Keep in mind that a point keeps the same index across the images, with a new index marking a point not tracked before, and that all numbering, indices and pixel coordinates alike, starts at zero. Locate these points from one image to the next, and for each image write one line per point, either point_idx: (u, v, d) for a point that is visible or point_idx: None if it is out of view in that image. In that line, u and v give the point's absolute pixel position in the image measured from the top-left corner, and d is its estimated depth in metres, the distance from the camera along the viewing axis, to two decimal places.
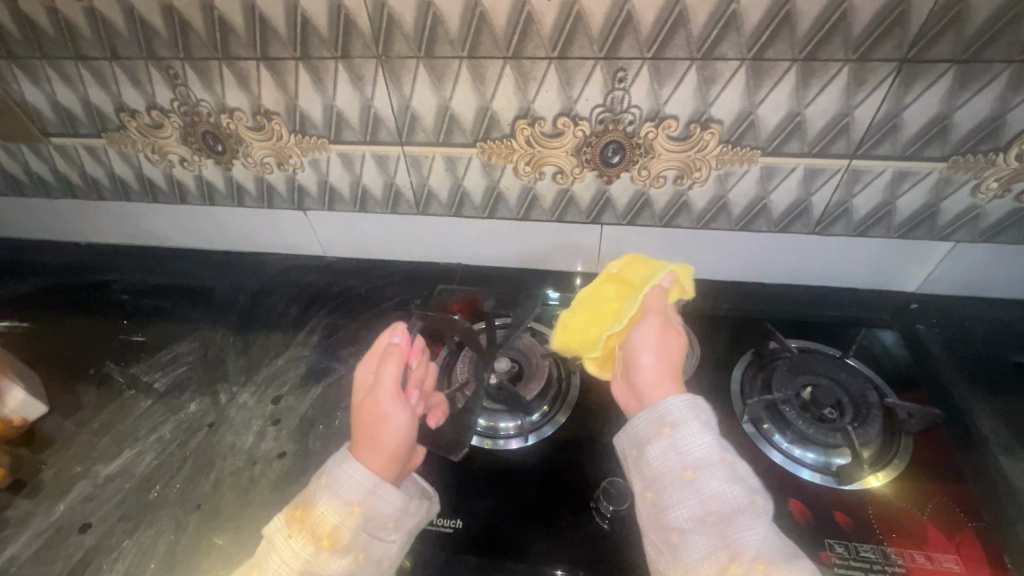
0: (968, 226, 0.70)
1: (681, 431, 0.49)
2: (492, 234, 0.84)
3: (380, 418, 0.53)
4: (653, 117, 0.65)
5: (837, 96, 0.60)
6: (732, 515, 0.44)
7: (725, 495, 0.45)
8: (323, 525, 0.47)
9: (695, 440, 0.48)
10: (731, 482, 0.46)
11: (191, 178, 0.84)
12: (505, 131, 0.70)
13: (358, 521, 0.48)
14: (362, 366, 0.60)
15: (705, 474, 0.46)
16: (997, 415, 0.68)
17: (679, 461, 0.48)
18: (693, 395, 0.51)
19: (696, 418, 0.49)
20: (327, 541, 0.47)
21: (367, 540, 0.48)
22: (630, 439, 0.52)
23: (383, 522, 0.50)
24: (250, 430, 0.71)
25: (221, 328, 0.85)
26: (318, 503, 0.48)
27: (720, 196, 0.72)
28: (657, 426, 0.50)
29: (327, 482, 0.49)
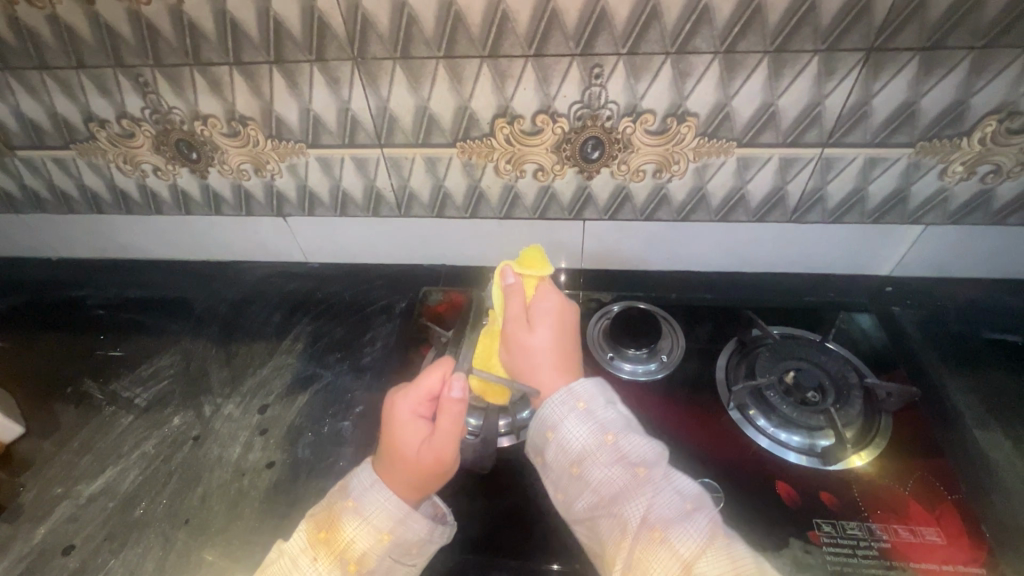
0: (937, 209, 0.73)
1: (559, 430, 0.54)
2: (475, 234, 0.84)
3: (433, 468, 0.54)
4: (630, 112, 0.66)
5: (808, 86, 0.61)
6: (619, 495, 0.50)
7: (609, 477, 0.51)
8: (352, 551, 0.51)
9: (573, 433, 0.54)
10: (612, 463, 0.52)
11: (165, 187, 0.83)
12: (484, 130, 0.70)
13: (386, 548, 0.52)
14: (409, 397, 0.56)
15: (588, 463, 0.52)
16: (968, 391, 0.70)
17: (565, 459, 0.53)
18: (569, 386, 0.57)
19: (569, 412, 0.55)
20: (354, 565, 0.51)
21: (392, 564, 0.52)
22: (532, 450, 0.57)
23: (409, 550, 0.53)
24: (236, 441, 0.70)
25: (202, 340, 0.84)
26: (347, 529, 0.52)
27: (698, 188, 0.73)
28: (544, 433, 0.56)
29: (355, 506, 0.53)
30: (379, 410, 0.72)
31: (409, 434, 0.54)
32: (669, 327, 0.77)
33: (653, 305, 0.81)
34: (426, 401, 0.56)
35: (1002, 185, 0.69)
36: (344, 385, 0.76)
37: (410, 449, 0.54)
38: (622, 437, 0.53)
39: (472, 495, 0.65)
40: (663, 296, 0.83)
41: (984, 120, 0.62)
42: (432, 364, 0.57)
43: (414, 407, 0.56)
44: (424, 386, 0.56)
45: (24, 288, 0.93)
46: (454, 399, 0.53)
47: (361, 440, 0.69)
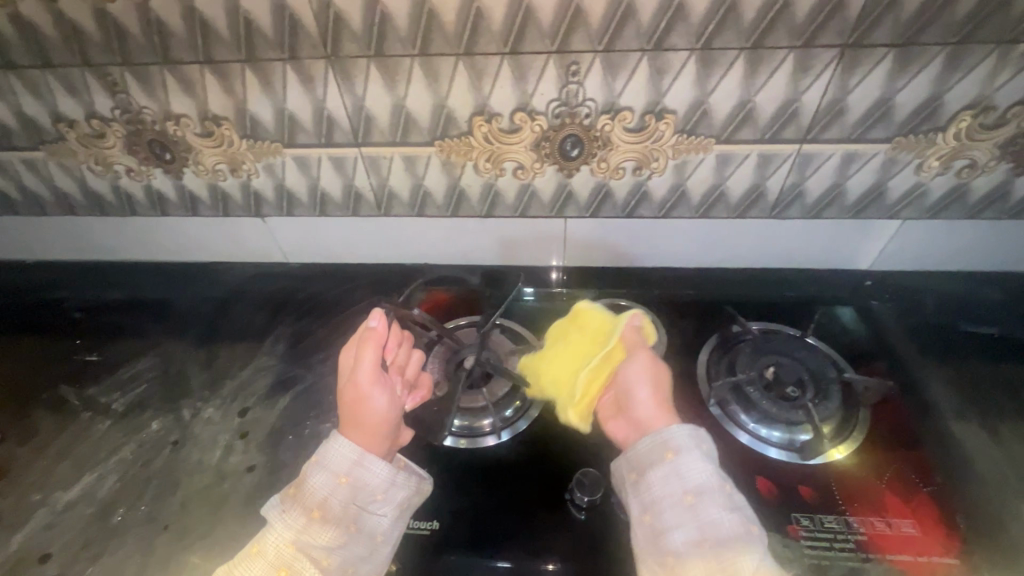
0: (914, 204, 0.73)
1: (681, 458, 0.56)
2: (457, 232, 0.84)
3: (360, 399, 0.61)
4: (608, 109, 0.65)
5: (784, 83, 0.61)
6: (729, 541, 0.50)
7: (723, 521, 0.51)
8: (314, 497, 0.55)
9: (695, 469, 0.55)
10: (727, 509, 0.52)
11: (140, 188, 0.81)
12: (462, 128, 0.69)
13: (347, 492, 0.56)
14: (347, 348, 0.66)
15: (705, 500, 0.53)
16: (949, 383, 0.70)
17: (679, 486, 0.54)
18: (696, 427, 0.59)
19: (696, 449, 0.56)
20: (318, 513, 0.55)
21: (356, 509, 0.56)
22: (630, 465, 0.59)
23: (371, 495, 0.57)
24: (216, 445, 0.69)
25: (180, 342, 0.82)
26: (309, 480, 0.56)
27: (678, 184, 0.73)
28: (662, 452, 0.57)
29: (320, 462, 0.58)
30: None
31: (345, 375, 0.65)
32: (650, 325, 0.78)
33: (634, 302, 0.82)
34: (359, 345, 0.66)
35: (977, 179, 0.69)
36: (325, 385, 0.75)
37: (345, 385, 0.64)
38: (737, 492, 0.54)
39: (454, 496, 0.65)
40: (647, 293, 0.83)
41: (959, 115, 0.63)
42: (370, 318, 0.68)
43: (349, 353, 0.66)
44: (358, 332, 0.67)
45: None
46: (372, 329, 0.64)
47: None
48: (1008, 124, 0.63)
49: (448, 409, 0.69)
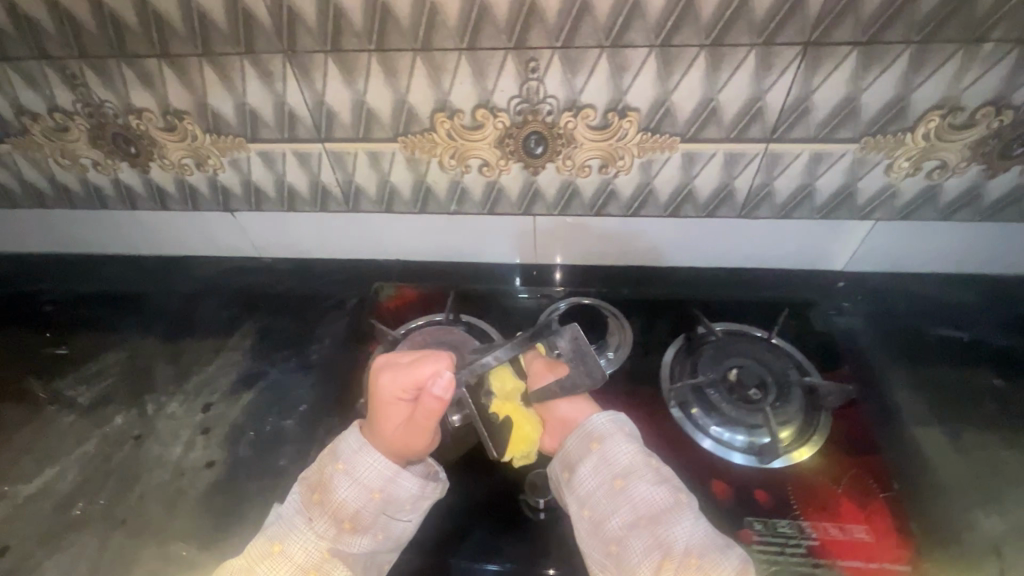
0: (885, 206, 0.72)
1: (607, 444, 0.58)
2: (426, 229, 0.83)
3: (419, 449, 0.59)
4: (570, 107, 0.64)
5: (747, 81, 0.60)
6: (660, 514, 0.53)
7: (654, 494, 0.54)
8: (346, 509, 0.55)
9: (619, 451, 0.58)
10: (654, 483, 0.55)
11: (108, 182, 0.81)
12: (424, 125, 0.68)
13: (378, 505, 0.56)
14: (395, 384, 0.59)
15: (634, 478, 0.55)
16: (914, 388, 0.69)
17: (609, 472, 0.57)
18: (616, 412, 0.62)
19: (618, 432, 0.59)
20: (349, 523, 0.55)
21: (386, 520, 0.56)
22: (561, 464, 0.60)
23: (401, 506, 0.57)
24: (178, 440, 0.69)
25: (149, 337, 0.82)
26: (338, 491, 0.55)
27: (645, 183, 0.72)
28: (587, 445, 0.59)
29: (346, 472, 0.56)
30: (323, 408, 0.71)
31: (392, 414, 0.59)
32: (616, 324, 0.78)
33: (602, 301, 0.82)
34: (410, 386, 0.59)
35: (949, 180, 0.68)
36: (290, 382, 0.75)
37: (393, 429, 0.58)
38: (663, 464, 0.58)
39: None
40: (616, 293, 0.83)
41: (927, 115, 0.61)
42: (425, 356, 0.60)
43: (397, 392, 0.59)
44: (414, 374, 0.59)
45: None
46: (437, 393, 0.58)
47: (304, 440, 0.68)
48: (978, 125, 0.62)
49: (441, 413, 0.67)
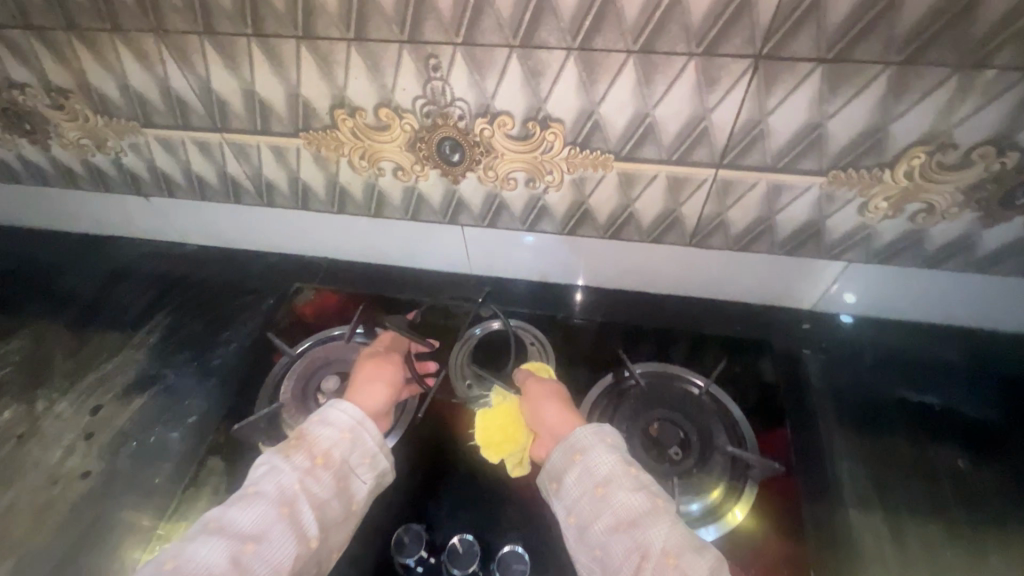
0: (860, 247, 0.61)
1: (590, 455, 0.51)
2: (349, 229, 0.75)
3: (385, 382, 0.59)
4: (483, 112, 0.55)
5: (687, 96, 0.49)
6: (640, 519, 0.46)
7: (634, 499, 0.47)
8: (319, 447, 0.50)
9: (601, 461, 0.51)
10: (633, 488, 0.48)
11: (13, 158, 0.76)
12: (325, 122, 0.60)
13: (348, 449, 0.51)
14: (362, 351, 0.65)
15: (615, 486, 0.49)
16: (862, 461, 0.61)
17: (590, 480, 0.50)
18: (602, 423, 0.53)
19: (601, 441, 0.52)
20: (321, 461, 0.49)
21: (349, 470, 0.50)
22: (548, 475, 0.53)
23: (364, 457, 0.51)
24: (59, 444, 0.66)
25: (52, 323, 0.77)
26: (314, 433, 0.51)
27: (579, 202, 0.63)
28: (569, 457, 0.52)
29: (321, 417, 0.52)
30: (213, 421, 0.67)
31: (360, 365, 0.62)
32: (540, 352, 0.69)
33: (527, 323, 0.72)
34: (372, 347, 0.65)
35: (936, 226, 0.57)
36: (186, 388, 0.70)
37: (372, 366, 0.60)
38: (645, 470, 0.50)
39: None
40: (549, 316, 0.74)
41: (910, 150, 0.50)
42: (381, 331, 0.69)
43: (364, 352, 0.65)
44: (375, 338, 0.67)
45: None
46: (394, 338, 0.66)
47: (187, 455, 0.64)
48: (974, 166, 0.50)
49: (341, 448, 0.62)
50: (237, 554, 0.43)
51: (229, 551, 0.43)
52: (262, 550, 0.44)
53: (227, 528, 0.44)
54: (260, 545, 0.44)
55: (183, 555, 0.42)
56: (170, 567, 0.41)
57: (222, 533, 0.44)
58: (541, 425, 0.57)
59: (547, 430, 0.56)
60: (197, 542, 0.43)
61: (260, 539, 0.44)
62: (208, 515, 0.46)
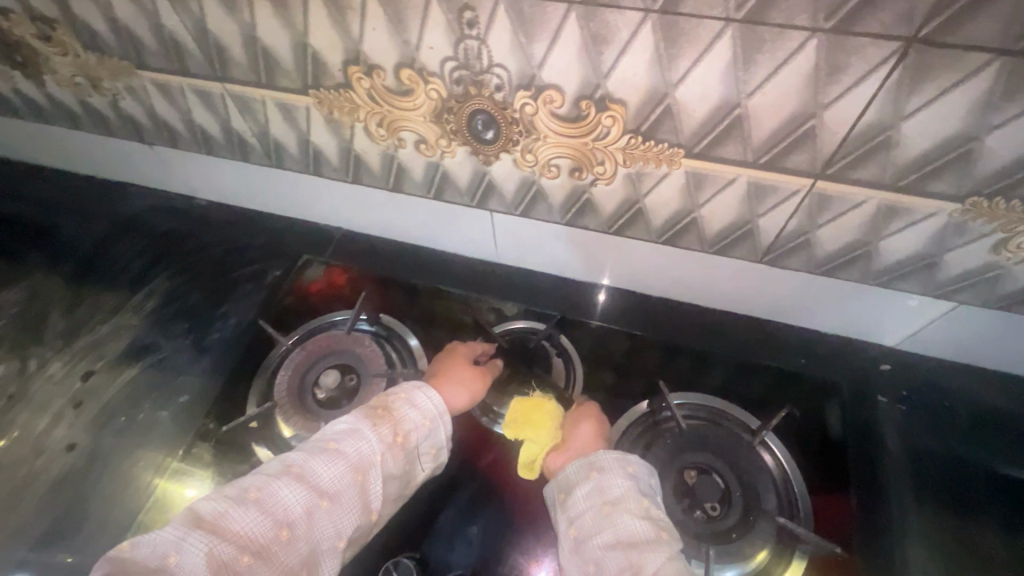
0: (978, 288, 0.49)
1: (604, 472, 0.46)
2: (365, 202, 0.67)
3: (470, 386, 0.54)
4: (526, 84, 0.44)
5: (794, 87, 0.38)
6: (640, 546, 0.41)
7: (641, 525, 0.42)
8: (403, 425, 0.48)
9: (616, 481, 0.45)
10: (642, 515, 0.43)
11: (8, 90, 0.69)
12: (338, 80, 0.50)
13: (426, 435, 0.49)
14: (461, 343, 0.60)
15: (624, 509, 0.43)
16: (940, 544, 0.51)
17: (600, 497, 0.44)
18: (629, 451, 0.48)
19: (621, 464, 0.46)
20: (402, 439, 0.48)
21: (417, 455, 0.49)
22: (558, 484, 0.47)
23: (433, 446, 0.50)
24: (48, 410, 0.62)
25: (50, 275, 0.73)
26: (399, 409, 0.49)
27: (632, 201, 0.52)
28: (585, 471, 0.46)
29: (408, 396, 0.50)
30: (205, 403, 0.62)
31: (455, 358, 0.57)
32: (563, 366, 0.61)
33: (555, 328, 0.63)
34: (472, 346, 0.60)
35: None
36: (180, 363, 0.65)
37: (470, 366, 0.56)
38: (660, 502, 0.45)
39: None
40: (581, 322, 0.64)
41: None
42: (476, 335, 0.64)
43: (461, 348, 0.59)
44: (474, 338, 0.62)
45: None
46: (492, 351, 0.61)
47: (174, 438, 0.60)
48: None
49: None
50: (311, 507, 0.42)
51: (306, 502, 0.42)
52: (334, 511, 0.43)
53: (308, 478, 0.43)
54: (334, 505, 0.43)
55: (268, 490, 0.42)
56: (256, 498, 0.41)
57: (302, 482, 0.43)
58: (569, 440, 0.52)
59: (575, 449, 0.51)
60: (281, 481, 0.43)
61: (334, 499, 0.43)
62: (294, 455, 0.45)
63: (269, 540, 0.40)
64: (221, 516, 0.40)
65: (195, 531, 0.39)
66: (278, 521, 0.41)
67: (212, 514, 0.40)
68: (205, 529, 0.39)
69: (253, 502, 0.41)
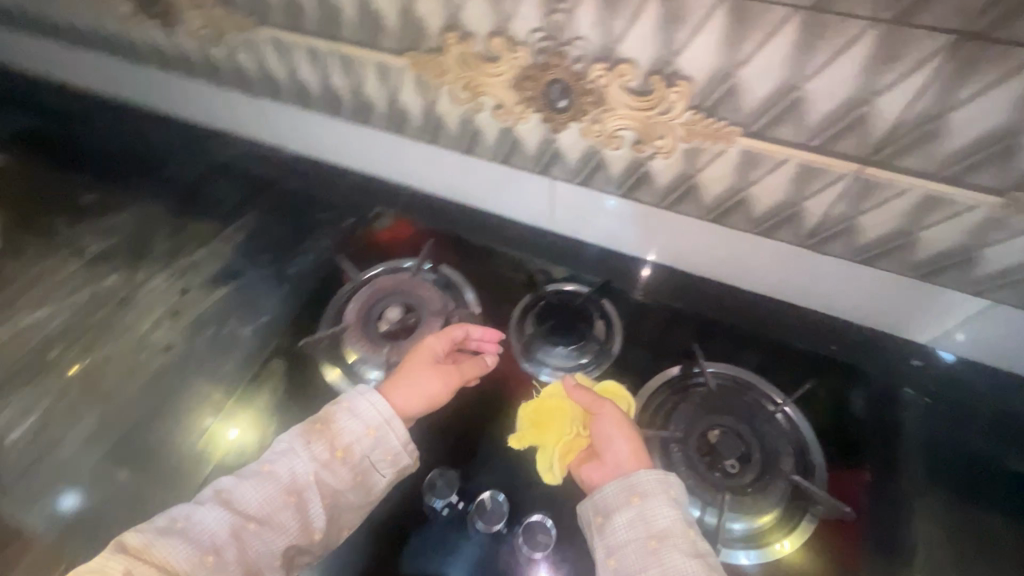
0: (1016, 287, 0.52)
1: (649, 501, 0.46)
2: (437, 162, 0.73)
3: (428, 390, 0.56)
4: (604, 58, 0.49)
5: (851, 74, 0.42)
6: None
7: (689, 564, 0.43)
8: (340, 439, 0.51)
9: (662, 512, 0.46)
10: (689, 552, 0.44)
11: (139, 38, 0.78)
12: (434, 44, 0.57)
13: (370, 445, 0.51)
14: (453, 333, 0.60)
15: (670, 545, 0.44)
16: (947, 527, 0.53)
17: (645, 529, 0.45)
18: (669, 472, 0.48)
19: (664, 491, 0.47)
20: (341, 452, 0.50)
21: (369, 465, 0.51)
22: (595, 506, 0.48)
23: (385, 455, 0.51)
24: (150, 315, 0.72)
25: (157, 203, 0.83)
26: (338, 421, 0.51)
27: (687, 176, 0.56)
28: (625, 495, 0.47)
29: (349, 406, 0.52)
30: (282, 325, 0.70)
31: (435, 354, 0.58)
32: (604, 327, 0.66)
33: (598, 293, 0.68)
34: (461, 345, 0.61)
35: None
36: (262, 289, 0.73)
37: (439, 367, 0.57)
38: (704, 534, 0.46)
39: None
40: (626, 293, 0.69)
41: None
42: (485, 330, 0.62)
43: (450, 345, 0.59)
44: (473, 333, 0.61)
45: (23, 104, 0.94)
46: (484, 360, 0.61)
47: (254, 351, 0.68)
48: None
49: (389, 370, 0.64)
50: (239, 529, 0.46)
51: (233, 526, 0.46)
52: (264, 531, 0.47)
53: (237, 502, 0.48)
54: (262, 527, 0.47)
55: (192, 519, 0.46)
56: (181, 527, 0.46)
57: (230, 507, 0.47)
58: (603, 452, 0.52)
59: (612, 462, 0.51)
60: (208, 507, 0.47)
61: (263, 520, 0.47)
62: (225, 480, 0.49)
63: (196, 564, 0.44)
64: (146, 546, 0.44)
65: (121, 556, 0.44)
66: (204, 547, 0.45)
67: (140, 541, 0.45)
68: (130, 554, 0.44)
69: (178, 531, 0.46)
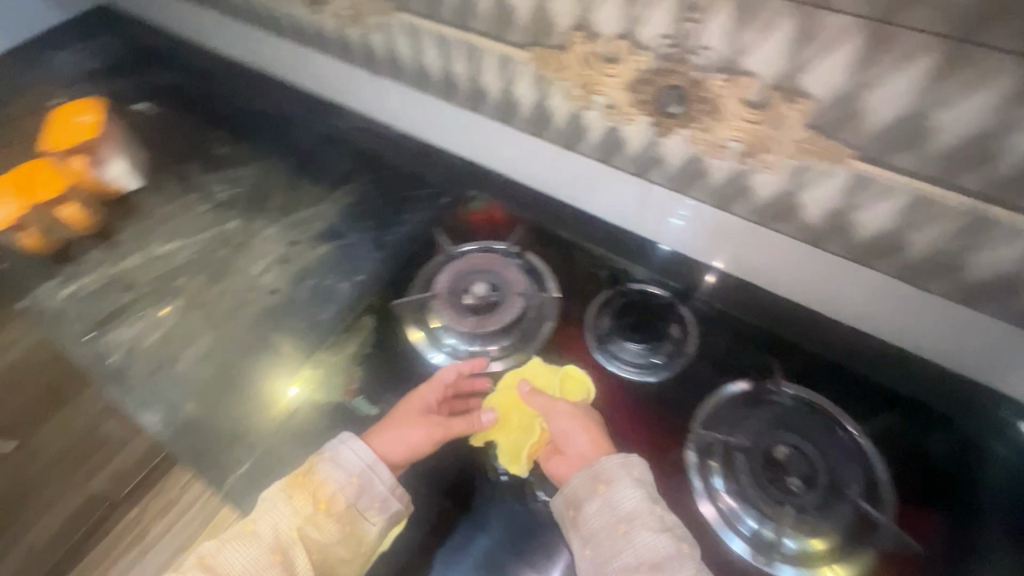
0: None
1: (612, 487, 0.53)
2: (536, 154, 0.77)
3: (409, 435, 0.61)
4: (727, 68, 0.51)
5: (985, 107, 0.42)
6: (661, 562, 0.49)
7: (659, 539, 0.50)
8: (324, 491, 0.55)
9: (625, 495, 0.52)
10: (658, 527, 0.51)
11: (284, 13, 0.86)
12: (560, 41, 0.60)
13: (355, 492, 0.55)
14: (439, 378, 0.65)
15: (638, 524, 0.51)
16: None
17: (612, 514, 0.52)
18: (625, 454, 0.56)
19: (625, 475, 0.54)
20: (325, 505, 0.54)
21: (356, 514, 0.55)
22: (566, 500, 0.55)
23: (372, 502, 0.55)
24: (262, 260, 0.80)
25: (278, 163, 0.91)
26: (320, 472, 0.56)
27: (789, 193, 0.57)
28: (592, 484, 0.54)
29: (332, 457, 0.57)
30: (375, 285, 0.76)
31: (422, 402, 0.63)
32: (679, 329, 0.67)
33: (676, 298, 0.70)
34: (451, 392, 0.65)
35: None
36: (360, 251, 0.80)
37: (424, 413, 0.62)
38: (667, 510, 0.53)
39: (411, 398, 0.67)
40: (702, 300, 0.70)
41: None
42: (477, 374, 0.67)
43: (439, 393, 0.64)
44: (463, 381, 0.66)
45: (172, 61, 1.06)
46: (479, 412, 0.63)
47: (348, 305, 0.74)
48: None
49: (471, 339, 0.68)
50: None
51: None
52: None
53: (219, 566, 0.51)
54: None
55: None
56: None
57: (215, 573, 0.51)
58: (566, 447, 0.60)
59: (572, 451, 0.59)
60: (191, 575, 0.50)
61: None
62: (208, 547, 0.53)
63: None
64: None
65: None
66: None
67: None
68: None
69: None
